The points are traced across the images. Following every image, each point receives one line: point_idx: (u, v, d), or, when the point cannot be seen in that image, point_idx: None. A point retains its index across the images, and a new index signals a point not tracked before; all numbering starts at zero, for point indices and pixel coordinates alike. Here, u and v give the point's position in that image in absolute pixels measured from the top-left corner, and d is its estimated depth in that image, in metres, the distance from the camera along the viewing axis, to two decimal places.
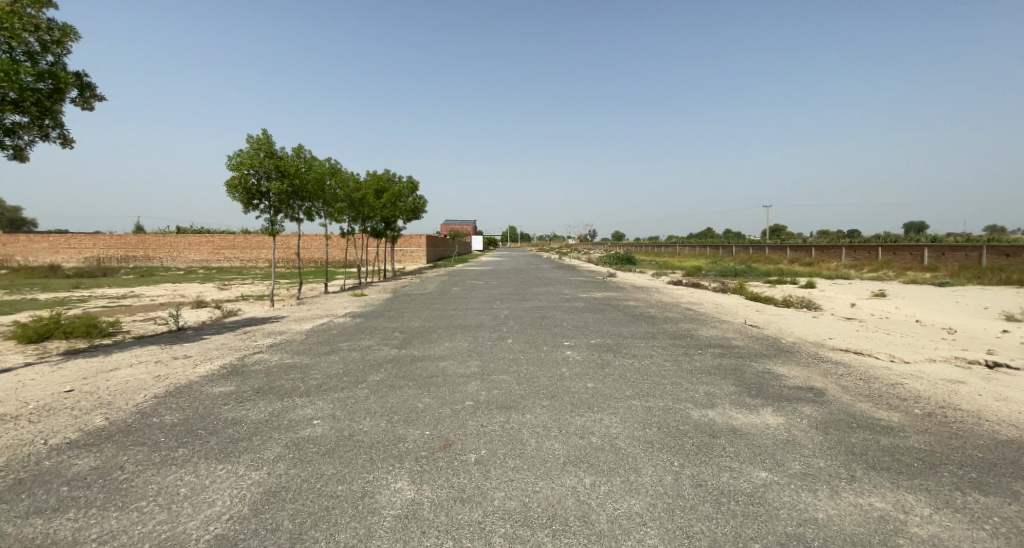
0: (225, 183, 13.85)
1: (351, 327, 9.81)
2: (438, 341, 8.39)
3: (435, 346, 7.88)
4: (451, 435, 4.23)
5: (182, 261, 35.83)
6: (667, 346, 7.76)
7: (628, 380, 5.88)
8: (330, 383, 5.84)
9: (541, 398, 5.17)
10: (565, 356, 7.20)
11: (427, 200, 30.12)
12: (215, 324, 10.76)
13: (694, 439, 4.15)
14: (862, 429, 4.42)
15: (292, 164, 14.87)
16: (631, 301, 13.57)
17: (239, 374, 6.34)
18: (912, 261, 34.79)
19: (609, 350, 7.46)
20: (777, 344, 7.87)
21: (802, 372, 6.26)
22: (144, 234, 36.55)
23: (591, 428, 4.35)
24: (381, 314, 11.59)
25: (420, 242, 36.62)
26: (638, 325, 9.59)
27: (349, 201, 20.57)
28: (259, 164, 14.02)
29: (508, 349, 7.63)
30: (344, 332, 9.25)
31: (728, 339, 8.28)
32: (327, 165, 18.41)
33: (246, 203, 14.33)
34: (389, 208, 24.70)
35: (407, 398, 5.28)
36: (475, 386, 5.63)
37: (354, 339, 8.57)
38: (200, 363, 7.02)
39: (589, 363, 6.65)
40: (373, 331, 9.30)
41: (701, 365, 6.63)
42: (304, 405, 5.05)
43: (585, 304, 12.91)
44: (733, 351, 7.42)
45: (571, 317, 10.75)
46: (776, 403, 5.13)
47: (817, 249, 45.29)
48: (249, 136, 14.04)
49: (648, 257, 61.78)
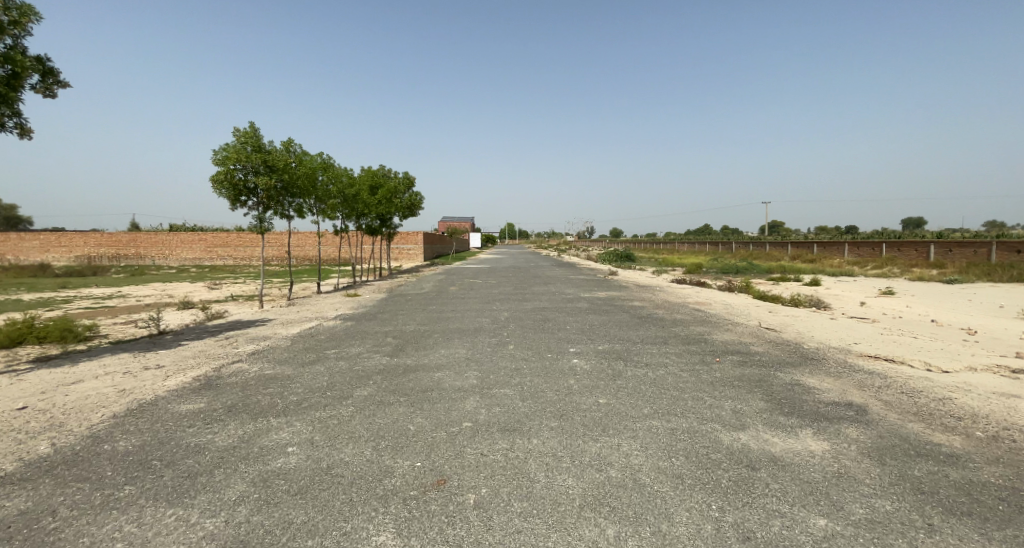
0: (210, 178, 13.19)
1: (342, 331, 9.19)
2: (434, 347, 7.78)
3: (431, 354, 7.28)
4: (446, 468, 3.63)
5: (174, 259, 35.10)
6: (682, 353, 7.17)
7: (645, 394, 5.27)
8: (312, 400, 5.23)
9: (549, 419, 4.56)
10: (571, 364, 6.60)
11: (423, 197, 29.46)
12: (198, 328, 10.12)
13: (730, 473, 3.56)
14: (922, 459, 3.84)
15: (282, 160, 14.21)
16: (637, 301, 12.97)
17: (211, 388, 5.71)
18: (917, 257, 34.24)
19: (619, 358, 6.86)
20: (800, 351, 7.29)
21: (835, 385, 5.68)
22: (134, 232, 35.75)
23: (609, 458, 3.75)
24: (375, 316, 10.97)
25: (417, 240, 35.94)
26: (648, 329, 8.97)
27: (342, 198, 19.91)
28: (245, 159, 13.37)
29: (510, 357, 7.03)
30: (333, 337, 8.63)
31: (747, 345, 7.69)
32: (319, 160, 17.73)
33: (233, 199, 13.69)
34: (385, 205, 24.03)
35: (396, 419, 4.68)
36: (473, 402, 5.02)
37: (344, 346, 7.96)
38: (173, 374, 6.38)
39: (599, 374, 6.05)
40: (365, 336, 8.68)
41: (722, 376, 6.03)
42: (280, 428, 4.44)
43: (589, 305, 12.31)
44: (754, 358, 6.83)
45: (575, 320, 10.14)
46: (814, 423, 4.54)
47: (820, 245, 44.73)
48: (236, 129, 13.38)
49: (648, 257, 54.32)
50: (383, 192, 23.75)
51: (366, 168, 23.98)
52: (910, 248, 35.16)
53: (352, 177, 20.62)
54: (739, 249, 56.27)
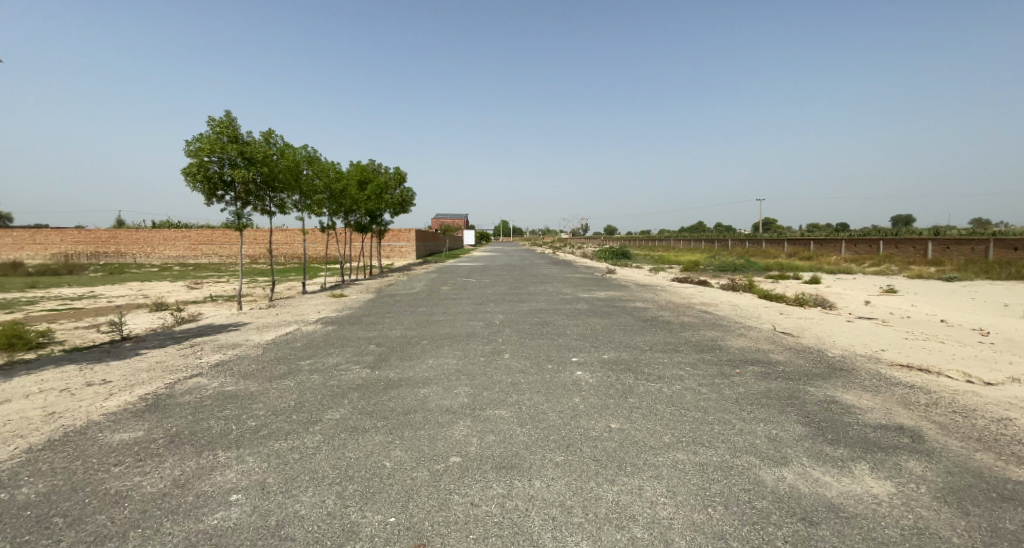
0: (182, 171, 12.30)
1: (321, 338, 8.39)
2: (420, 356, 7.01)
3: (417, 365, 6.52)
4: (425, 526, 2.87)
5: (157, 257, 34.07)
6: (696, 363, 6.46)
7: (663, 418, 4.53)
8: (274, 426, 4.45)
9: (553, 452, 3.81)
10: (575, 378, 5.85)
11: (414, 193, 28.58)
12: (163, 333, 9.28)
13: (783, 530, 2.83)
14: (1010, 505, 3.13)
15: (261, 151, 13.36)
16: (639, 302, 12.26)
17: (158, 411, 4.92)
18: (915, 254, 33.73)
19: (628, 369, 6.15)
20: (826, 360, 6.58)
21: (877, 401, 4.98)
22: (115, 229, 34.66)
23: (630, 510, 3.02)
24: (359, 320, 10.18)
25: (408, 237, 35.03)
26: (654, 334, 8.26)
27: (329, 193, 19.02)
28: (220, 150, 12.49)
29: (506, 368, 6.29)
30: (310, 344, 7.84)
31: (765, 354, 6.99)
32: (302, 153, 16.86)
33: (208, 194, 12.81)
34: (374, 201, 23.15)
35: (371, 451, 3.91)
36: (463, 429, 4.26)
37: (320, 355, 7.17)
38: (119, 392, 5.58)
39: (607, 390, 5.30)
40: (346, 344, 7.90)
41: (746, 392, 5.32)
42: (227, 467, 3.67)
43: (589, 307, 11.59)
44: (778, 369, 6.12)
45: (575, 323, 9.39)
46: (868, 453, 3.82)
47: (816, 242, 44.25)
48: (210, 118, 12.50)
49: (648, 257, 49.31)
50: (372, 187, 22.85)
51: (354, 163, 23.07)
52: (908, 245, 34.64)
53: (338, 171, 19.74)
54: (735, 246, 55.61)
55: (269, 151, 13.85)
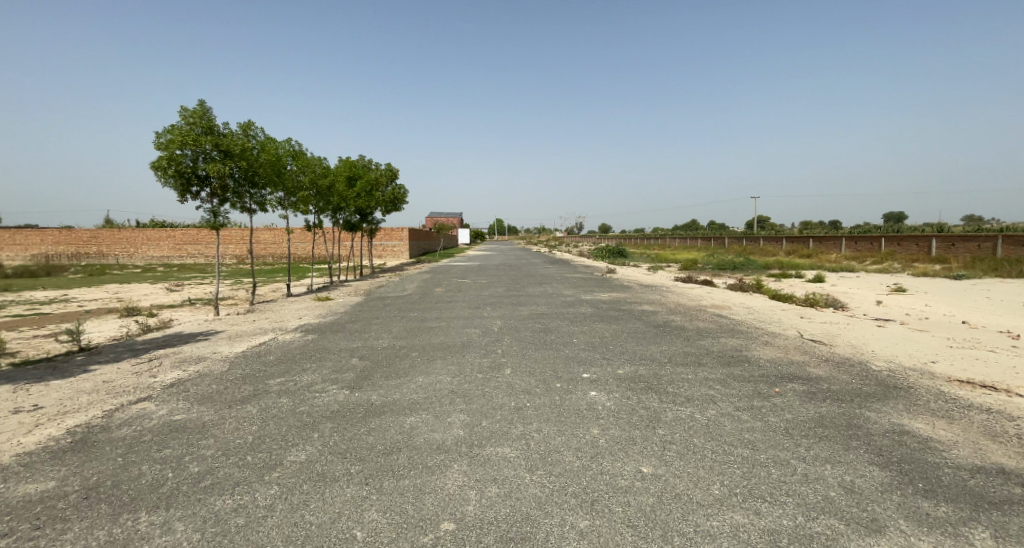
0: (152, 165, 11.34)
1: (298, 349, 7.49)
2: (409, 372, 6.11)
3: (405, 383, 5.64)
4: None
5: (140, 258, 32.90)
6: (726, 379, 5.62)
7: (705, 459, 3.67)
8: (221, 474, 3.55)
9: (576, 514, 2.94)
10: (589, 401, 4.98)
11: (407, 190, 27.58)
12: (123, 345, 8.31)
13: None
14: None
15: (238, 144, 12.41)
16: (646, 305, 11.44)
17: (82, 451, 3.99)
18: (918, 252, 33.12)
19: (649, 388, 5.29)
20: (873, 376, 5.74)
21: (955, 433, 4.15)
22: (96, 229, 33.48)
23: None
24: (343, 327, 9.26)
25: (401, 236, 34.05)
26: (671, 343, 7.40)
27: (315, 190, 18.05)
28: (194, 142, 11.54)
29: (508, 388, 5.41)
30: (285, 358, 6.94)
31: (801, 367, 6.16)
32: (286, 147, 15.89)
33: (181, 190, 11.85)
34: (364, 198, 22.20)
35: (339, 514, 3.02)
36: (459, 480, 3.37)
37: (294, 371, 6.28)
38: (44, 423, 4.65)
39: (631, 418, 4.43)
40: (325, 357, 6.99)
41: (796, 417, 4.46)
42: (146, 543, 2.77)
43: (594, 310, 10.73)
44: (824, 388, 5.27)
45: (581, 330, 8.54)
46: (978, 513, 2.98)
47: (815, 240, 43.58)
48: (182, 108, 11.54)
49: (648, 257, 45.79)
50: (362, 184, 21.90)
51: (343, 158, 22.10)
52: (910, 243, 34.09)
53: (326, 167, 18.79)
54: (732, 245, 54.83)
55: (248, 144, 12.90)
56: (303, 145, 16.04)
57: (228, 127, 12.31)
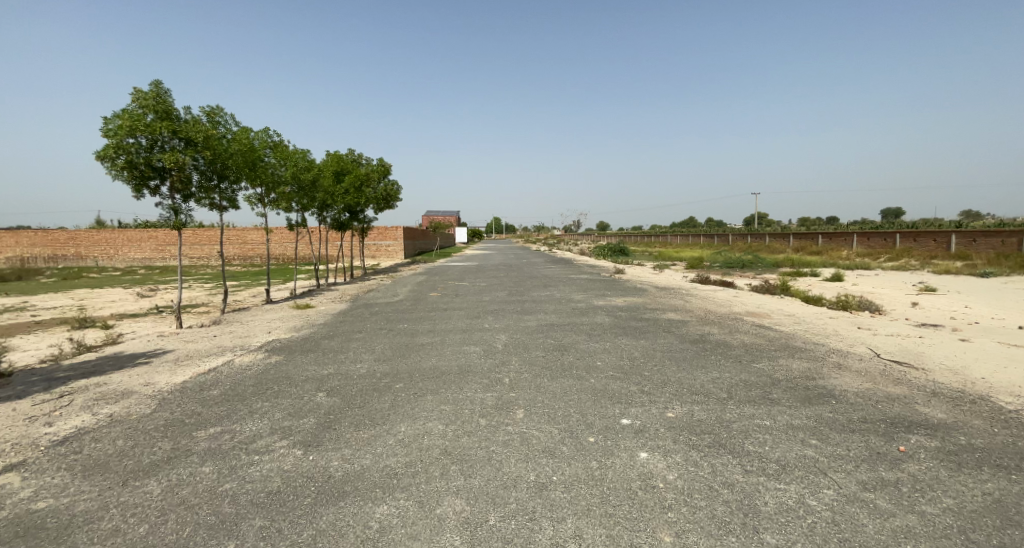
0: (98, 154, 9.84)
1: (254, 379, 5.96)
2: (387, 417, 4.57)
3: (381, 438, 4.11)
4: None
5: (120, 260, 31.38)
6: (819, 430, 4.13)
7: None
8: None
9: None
10: (642, 470, 3.47)
11: (400, 187, 26.02)
12: (43, 372, 6.78)
13: None
14: None
15: (200, 131, 10.90)
16: (671, 313, 9.95)
17: None
18: (936, 248, 31.65)
19: (722, 448, 3.78)
20: (1016, 420, 4.23)
21: None
22: (73, 229, 31.94)
23: None
24: (317, 346, 7.73)
25: (395, 235, 32.47)
26: (722, 368, 5.91)
27: (297, 185, 16.53)
28: (147, 128, 10.04)
29: (523, 446, 3.90)
30: (231, 393, 5.41)
31: (908, 407, 4.66)
32: (261, 138, 14.37)
33: (134, 183, 10.34)
34: (353, 195, 20.65)
35: None
36: None
37: (238, 414, 4.75)
38: None
39: (713, 510, 2.94)
40: (283, 391, 5.45)
41: (964, 506, 2.96)
42: None
43: (613, 321, 9.23)
44: (966, 445, 3.77)
45: (604, 348, 7.04)
46: None
47: (825, 236, 42.00)
48: (133, 89, 10.07)
49: (648, 257, 42.03)
50: (351, 178, 20.34)
51: (330, 152, 20.57)
52: (926, 238, 32.61)
53: (310, 161, 17.29)
54: (738, 242, 53.16)
55: (212, 131, 11.40)
56: (281, 135, 14.53)
57: (187, 113, 10.82)
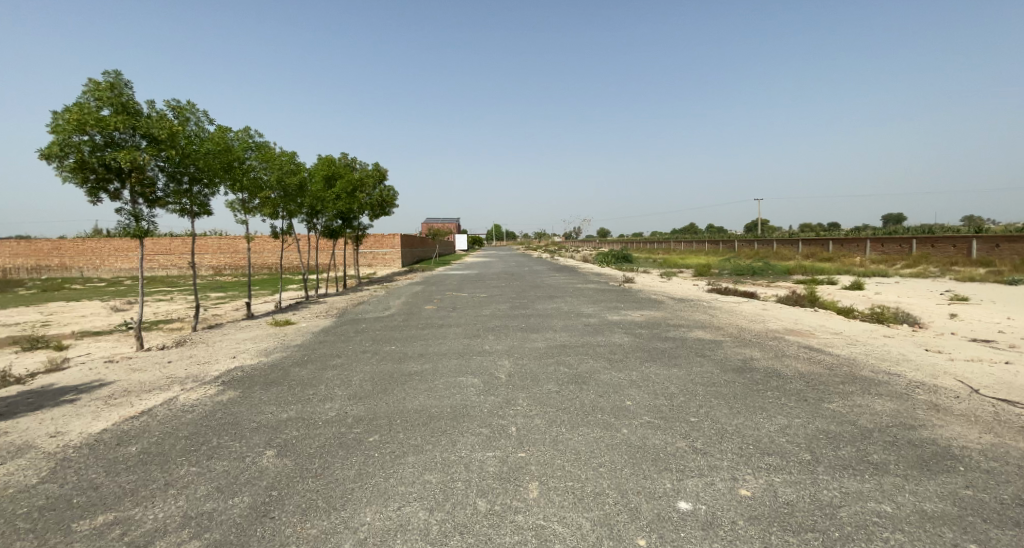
0: (43, 154, 8.66)
1: (192, 427, 4.71)
2: (349, 496, 3.31)
3: (332, 538, 2.84)
4: None
5: (106, 271, 30.20)
6: (970, 524, 2.84)
7: None
8: None
9: None
10: None
11: (395, 192, 24.79)
12: None
13: None
14: None
15: (163, 128, 9.71)
16: (699, 332, 8.68)
17: None
18: (956, 254, 30.32)
19: None
20: None
21: None
22: (58, 239, 30.84)
23: None
24: (284, 377, 6.46)
25: (392, 243, 31.22)
26: (787, 412, 4.64)
27: (283, 190, 15.32)
28: (101, 124, 8.86)
29: None
30: (153, 453, 4.16)
31: None
32: (241, 138, 13.17)
33: (87, 187, 9.14)
34: (346, 201, 19.45)
35: None
36: None
37: (147, 493, 3.50)
38: None
39: None
40: (222, 448, 4.18)
41: None
42: None
43: (633, 341, 7.96)
44: None
45: (630, 380, 5.76)
46: None
47: (836, 242, 40.64)
48: (87, 80, 8.93)
49: (648, 257, 53.12)
50: (342, 183, 19.15)
51: (321, 156, 19.41)
52: (945, 245, 31.28)
53: (297, 164, 16.09)
54: (744, 249, 51.82)
55: (180, 129, 10.21)
56: (264, 135, 13.32)
57: (150, 108, 9.63)
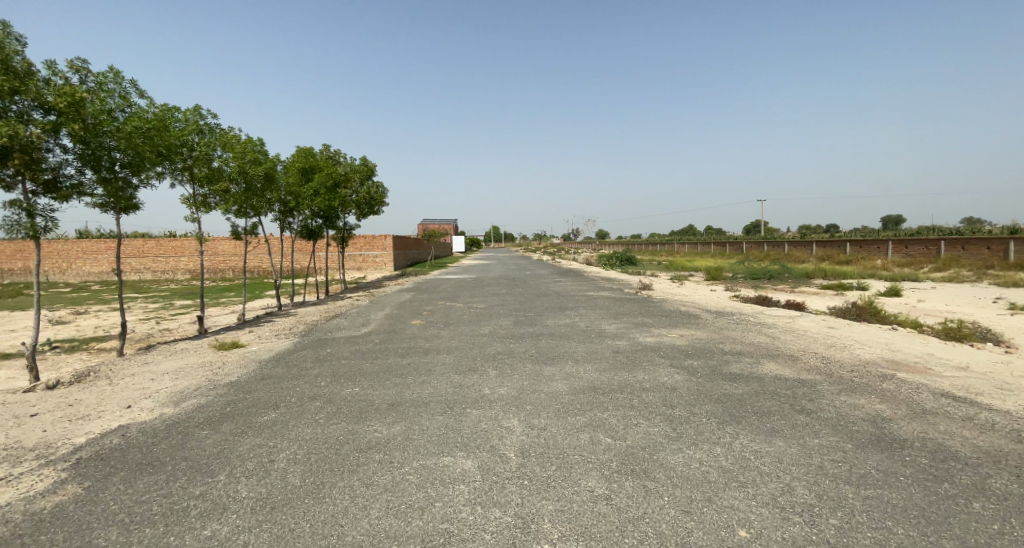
0: None
1: None
2: None
3: None
4: None
5: (74, 275, 27.88)
6: None
7: None
8: None
9: None
10: None
11: (385, 189, 22.51)
12: None
13: None
14: None
15: (64, 96, 7.53)
16: (772, 365, 6.43)
17: None
18: (991, 256, 28.01)
19: None
20: None
21: None
22: (22, 241, 28.51)
23: None
24: (175, 451, 4.20)
25: (383, 245, 28.91)
26: None
27: (245, 181, 13.02)
28: None
29: None
30: None
31: None
32: (187, 118, 10.89)
33: None
34: (326, 196, 17.17)
35: None
36: None
37: None
38: None
39: None
40: None
41: None
42: None
43: (689, 383, 5.71)
44: None
45: (722, 474, 3.48)
46: None
47: (853, 244, 38.30)
48: None
49: (652, 257, 55.82)
50: (321, 177, 16.87)
51: (299, 147, 17.17)
52: (978, 246, 28.93)
53: (264, 153, 13.81)
54: (754, 250, 49.56)
55: (93, 99, 8.03)
56: (217, 116, 11.09)
57: (48, 71, 7.46)
